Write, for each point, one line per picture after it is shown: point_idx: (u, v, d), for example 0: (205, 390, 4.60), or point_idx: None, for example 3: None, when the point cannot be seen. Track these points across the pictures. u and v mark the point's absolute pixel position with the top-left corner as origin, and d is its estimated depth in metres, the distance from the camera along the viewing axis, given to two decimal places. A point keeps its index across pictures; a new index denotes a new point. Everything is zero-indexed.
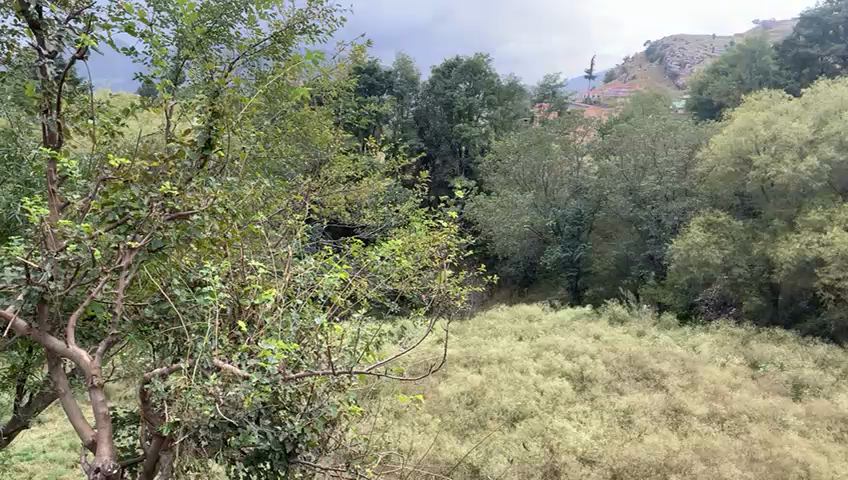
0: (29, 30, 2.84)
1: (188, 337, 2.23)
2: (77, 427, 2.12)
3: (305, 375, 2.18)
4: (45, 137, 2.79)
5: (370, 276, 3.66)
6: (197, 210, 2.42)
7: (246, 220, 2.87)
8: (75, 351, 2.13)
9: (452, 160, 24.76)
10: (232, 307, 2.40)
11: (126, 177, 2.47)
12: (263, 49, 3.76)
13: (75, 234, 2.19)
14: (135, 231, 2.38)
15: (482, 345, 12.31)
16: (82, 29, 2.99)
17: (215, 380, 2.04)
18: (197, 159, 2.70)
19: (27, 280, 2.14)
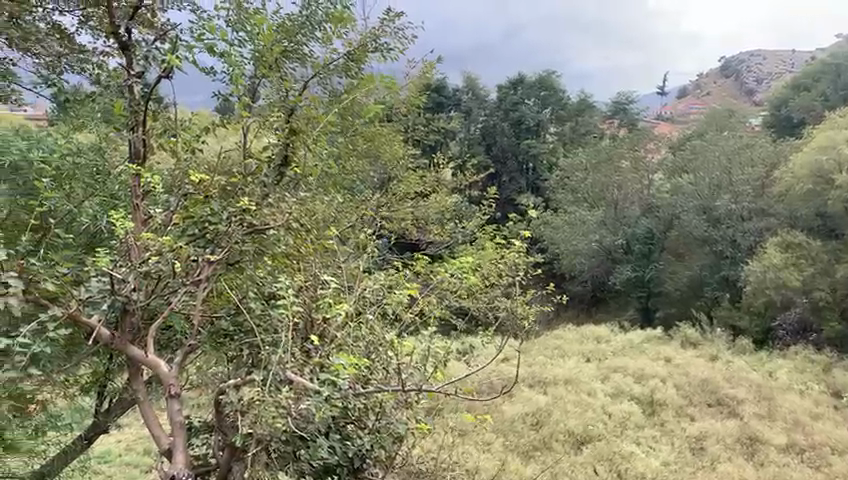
0: (119, 51, 3.09)
1: (262, 351, 2.25)
2: (153, 434, 2.19)
3: (375, 391, 2.17)
4: (133, 153, 3.03)
5: (440, 293, 3.69)
6: (273, 225, 2.48)
7: (318, 235, 2.86)
8: (155, 361, 2.21)
9: (518, 177, 24.19)
10: (305, 321, 2.38)
11: (207, 194, 2.59)
12: (337, 68, 3.85)
13: (157, 246, 2.31)
14: (214, 245, 2.45)
15: (548, 365, 12.13)
16: (168, 49, 3.13)
17: (288, 393, 2.05)
18: (274, 174, 2.86)
19: (112, 291, 2.27)
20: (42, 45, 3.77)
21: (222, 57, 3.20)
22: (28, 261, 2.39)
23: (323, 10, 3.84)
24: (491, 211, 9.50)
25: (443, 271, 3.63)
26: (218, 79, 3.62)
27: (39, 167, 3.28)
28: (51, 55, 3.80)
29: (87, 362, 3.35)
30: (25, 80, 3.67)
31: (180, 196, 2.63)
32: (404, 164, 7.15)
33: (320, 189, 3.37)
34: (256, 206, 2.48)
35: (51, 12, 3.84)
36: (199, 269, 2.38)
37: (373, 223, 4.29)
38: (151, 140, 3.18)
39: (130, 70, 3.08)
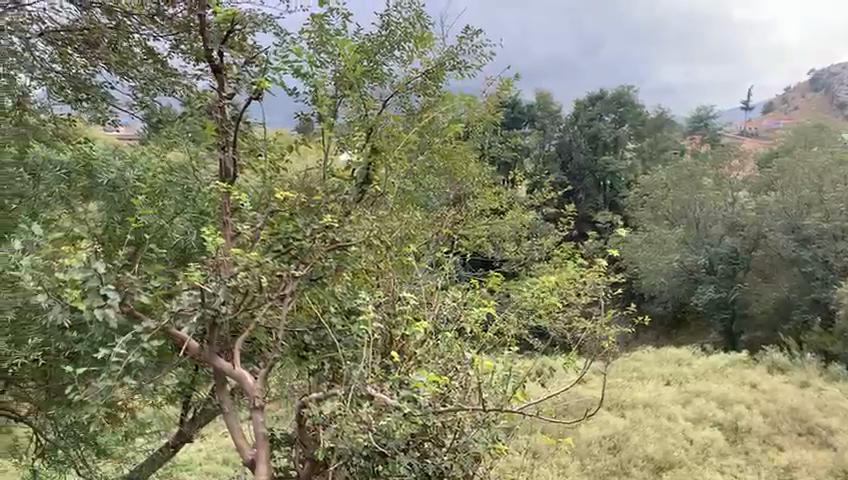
0: (212, 73, 3.33)
1: (343, 365, 2.27)
2: (237, 445, 2.25)
3: (455, 409, 2.19)
4: (223, 171, 3.20)
5: (517, 312, 3.67)
6: (356, 242, 2.52)
7: (397, 252, 2.84)
8: (241, 373, 2.28)
9: (595, 194, 23.75)
10: (385, 337, 2.40)
11: (292, 210, 2.66)
12: (415, 87, 3.85)
13: (245, 261, 2.38)
14: (298, 262, 2.50)
15: (627, 387, 11.81)
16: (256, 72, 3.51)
17: (368, 409, 2.10)
18: (356, 192, 2.88)
19: (202, 303, 2.38)
20: (139, 69, 4.00)
21: (309, 80, 3.33)
22: (124, 274, 2.52)
23: (401, 30, 3.88)
24: (568, 228, 9.34)
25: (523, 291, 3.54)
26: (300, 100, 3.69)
27: (133, 185, 3.69)
28: (145, 80, 4.00)
29: (174, 372, 3.48)
30: (122, 101, 4.03)
31: (267, 214, 2.69)
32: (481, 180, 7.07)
33: (399, 206, 3.44)
34: (339, 223, 2.53)
35: (147, 38, 4.05)
36: (284, 284, 2.46)
37: (449, 241, 4.30)
38: (244, 159, 3.36)
39: (221, 91, 3.34)
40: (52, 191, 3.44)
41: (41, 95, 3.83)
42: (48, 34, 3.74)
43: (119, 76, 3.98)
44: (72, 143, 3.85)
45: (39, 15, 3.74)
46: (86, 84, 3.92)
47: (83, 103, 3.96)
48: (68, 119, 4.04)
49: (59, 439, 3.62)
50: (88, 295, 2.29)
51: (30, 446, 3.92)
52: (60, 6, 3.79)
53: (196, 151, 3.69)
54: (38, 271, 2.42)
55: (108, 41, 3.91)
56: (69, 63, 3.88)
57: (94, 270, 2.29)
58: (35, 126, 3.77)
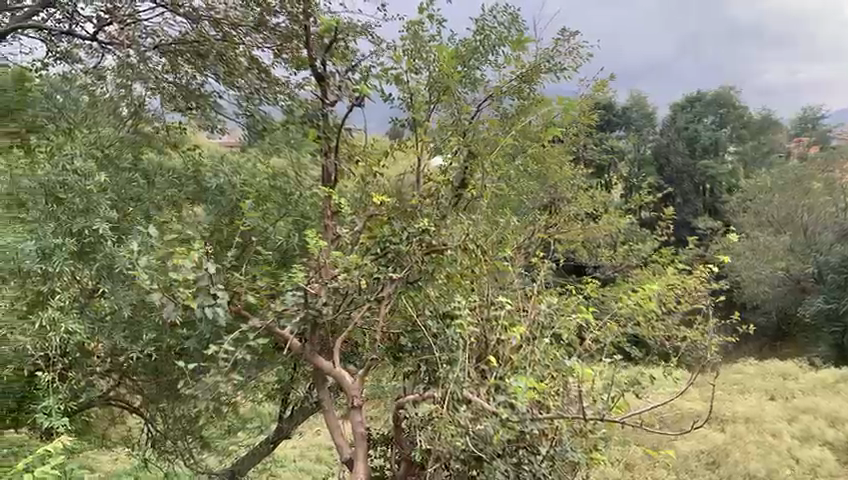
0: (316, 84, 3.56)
1: (440, 369, 2.31)
2: (336, 443, 2.38)
3: (553, 417, 2.17)
4: (325, 176, 3.41)
5: (614, 319, 3.60)
6: (451, 245, 2.56)
7: (494, 256, 2.82)
8: (341, 372, 2.39)
9: (694, 199, 22.48)
10: (479, 340, 2.42)
11: (388, 215, 2.78)
12: (508, 90, 3.77)
13: (345, 263, 2.49)
14: (395, 264, 2.59)
15: (727, 401, 11.31)
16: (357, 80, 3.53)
17: (465, 412, 2.14)
18: (452, 195, 2.91)
19: (305, 304, 2.48)
20: (243, 79, 4.10)
21: (405, 90, 3.43)
22: (233, 275, 2.68)
23: (496, 34, 3.91)
24: (667, 234, 9.01)
25: (625, 298, 3.40)
26: (394, 106, 3.58)
27: (241, 188, 3.74)
28: (250, 89, 4.06)
29: (275, 370, 3.62)
30: (228, 110, 4.13)
31: (365, 218, 2.84)
32: (578, 183, 6.90)
33: (495, 210, 3.44)
34: (434, 226, 2.57)
35: (251, 48, 4.18)
36: (381, 286, 2.54)
37: (545, 244, 4.28)
38: (345, 165, 3.51)
39: (325, 100, 3.54)
40: (165, 195, 3.72)
41: (156, 105, 4.01)
42: (161, 46, 4.10)
43: (225, 85, 4.10)
44: (185, 151, 4.01)
45: (153, 28, 4.14)
46: (195, 93, 4.16)
47: (193, 111, 4.17)
48: (179, 126, 4.15)
49: (167, 431, 3.85)
50: (199, 294, 2.42)
51: (141, 437, 4.18)
52: (172, 19, 4.20)
53: (298, 157, 3.78)
54: (153, 271, 2.62)
55: (216, 52, 4.06)
56: (180, 72, 4.15)
57: (205, 270, 2.41)
58: (150, 134, 3.94)
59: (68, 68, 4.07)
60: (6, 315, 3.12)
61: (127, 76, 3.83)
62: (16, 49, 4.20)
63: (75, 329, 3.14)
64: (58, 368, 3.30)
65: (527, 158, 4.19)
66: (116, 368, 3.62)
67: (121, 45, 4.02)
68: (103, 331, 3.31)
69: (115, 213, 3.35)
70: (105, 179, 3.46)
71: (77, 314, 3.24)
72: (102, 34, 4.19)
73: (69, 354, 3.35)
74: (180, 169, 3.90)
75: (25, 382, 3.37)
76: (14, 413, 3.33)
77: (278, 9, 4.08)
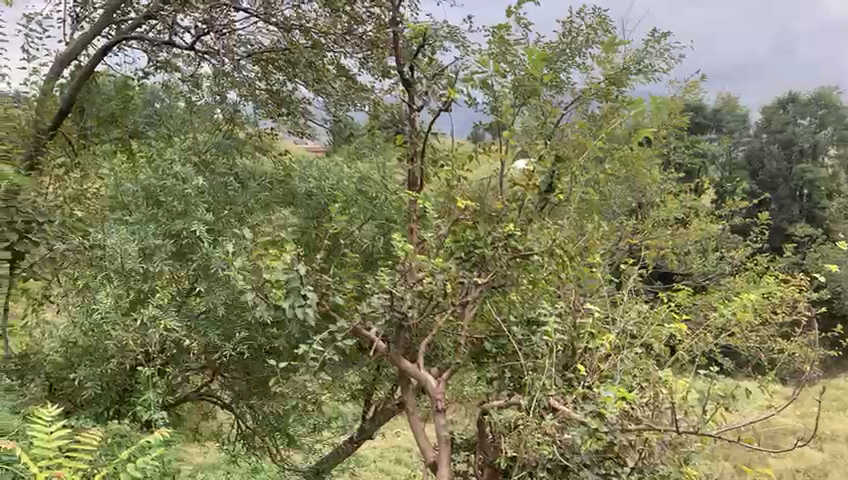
0: (404, 89, 3.68)
1: (525, 375, 2.31)
2: (420, 446, 2.39)
3: (644, 429, 2.11)
4: (411, 181, 3.49)
5: (707, 327, 3.48)
6: (536, 252, 2.54)
7: (582, 260, 2.75)
8: (425, 375, 2.40)
9: (791, 204, 21.24)
10: (567, 348, 2.38)
11: (475, 220, 2.73)
12: (597, 93, 3.56)
13: (430, 266, 2.48)
14: (480, 268, 2.60)
15: (826, 418, 10.71)
16: (445, 84, 3.54)
17: (553, 421, 2.11)
18: (539, 201, 2.89)
19: (390, 308, 2.49)
20: (332, 84, 4.28)
21: (492, 94, 3.38)
22: (322, 276, 2.74)
23: (583, 36, 3.99)
24: (763, 240, 8.63)
25: (719, 307, 3.27)
26: (479, 110, 3.59)
27: (329, 192, 3.80)
28: (338, 95, 4.26)
29: (361, 371, 3.67)
30: (317, 116, 4.38)
31: (452, 222, 2.78)
32: (667, 186, 6.71)
33: (582, 214, 3.39)
34: (520, 231, 2.55)
35: (339, 55, 4.25)
36: (465, 290, 2.56)
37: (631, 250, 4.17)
38: (430, 168, 3.54)
39: (412, 105, 3.65)
40: (258, 198, 3.80)
41: (250, 111, 4.29)
42: (255, 54, 4.21)
43: (313, 91, 4.31)
44: (275, 156, 4.18)
45: (248, 38, 4.24)
46: (288, 99, 4.37)
47: (284, 117, 4.36)
48: (270, 133, 4.37)
49: (256, 426, 3.99)
50: (290, 294, 2.46)
51: (231, 431, 4.34)
52: (264, 28, 4.26)
53: (386, 161, 3.92)
54: (247, 272, 2.73)
55: (306, 60, 4.18)
56: (271, 79, 4.33)
57: (296, 272, 2.47)
58: (244, 138, 4.21)
59: (168, 77, 4.42)
60: (111, 312, 3.33)
61: (223, 84, 4.17)
62: (122, 59, 4.49)
63: (172, 326, 3.33)
64: (157, 364, 3.47)
65: (618, 162, 4.07)
66: (210, 365, 3.76)
67: (219, 55, 4.07)
68: (200, 328, 3.46)
69: (212, 215, 3.52)
70: (203, 183, 3.62)
71: (175, 311, 3.50)
72: (199, 43, 4.27)
73: (167, 350, 3.55)
74: (272, 172, 4.01)
75: (127, 376, 3.60)
76: (118, 404, 3.61)
77: (365, 17, 4.18)
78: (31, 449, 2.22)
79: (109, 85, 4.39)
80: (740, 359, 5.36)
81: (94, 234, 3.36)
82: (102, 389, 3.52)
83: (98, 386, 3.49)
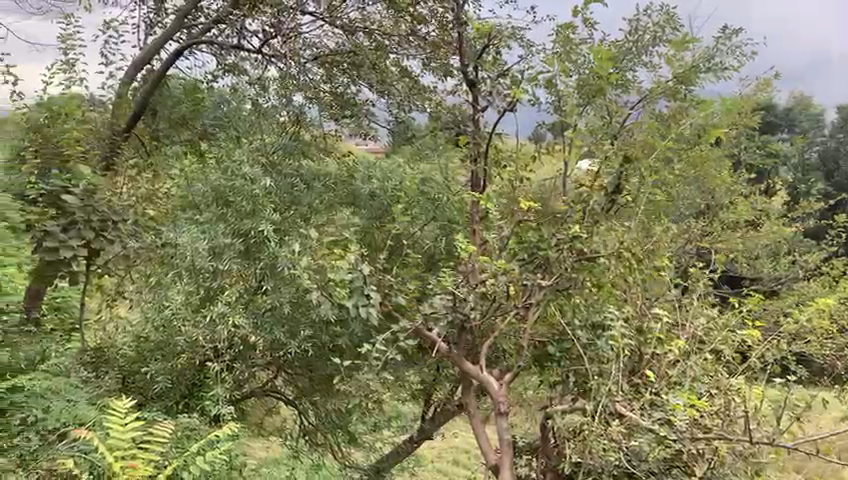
0: (468, 88, 3.75)
1: (591, 380, 2.30)
2: (481, 449, 2.37)
3: (715, 438, 2.04)
4: (472, 182, 3.55)
5: (780, 334, 3.35)
6: (603, 254, 2.47)
7: (648, 263, 2.70)
8: (486, 376, 2.40)
9: None
10: (635, 353, 2.36)
11: (538, 221, 2.73)
12: (663, 92, 3.47)
13: (492, 268, 2.51)
14: (543, 270, 2.57)
15: None
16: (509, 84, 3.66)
17: (619, 427, 2.07)
18: (604, 202, 2.79)
19: (452, 308, 2.53)
20: (394, 86, 4.20)
21: (554, 95, 3.38)
22: (385, 276, 2.77)
23: (650, 34, 3.88)
24: (842, 245, 8.25)
25: (795, 314, 3.14)
26: (542, 110, 3.60)
27: (392, 193, 3.84)
28: (401, 97, 4.20)
29: (422, 371, 3.69)
30: (380, 117, 4.34)
31: (515, 223, 2.79)
32: (739, 188, 6.50)
33: (649, 216, 3.32)
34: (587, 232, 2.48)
35: (402, 57, 4.26)
36: (529, 292, 2.54)
37: (700, 253, 4.06)
38: (492, 169, 3.55)
39: (476, 105, 3.72)
40: (323, 199, 3.82)
41: (315, 113, 4.30)
42: (320, 57, 4.28)
43: (377, 94, 4.26)
44: (339, 157, 4.20)
45: (313, 41, 4.30)
46: (350, 101, 4.34)
47: (347, 119, 4.34)
48: (334, 135, 4.37)
49: (319, 424, 4.05)
50: (353, 294, 2.50)
51: (294, 428, 4.41)
52: (331, 31, 4.30)
53: (449, 162, 3.92)
54: (312, 271, 2.79)
55: (370, 61, 4.18)
56: (336, 81, 4.30)
57: (359, 271, 2.51)
58: (309, 141, 4.24)
59: (235, 80, 4.45)
60: (181, 308, 3.63)
61: (289, 87, 4.22)
62: (193, 63, 4.60)
63: (240, 323, 3.47)
64: (226, 359, 3.65)
65: (687, 164, 3.96)
66: (274, 362, 3.84)
67: (284, 58, 4.22)
68: (265, 326, 3.53)
69: (278, 215, 3.58)
70: (271, 184, 3.65)
71: (242, 308, 3.56)
72: (267, 47, 4.35)
73: (235, 346, 3.67)
74: (335, 172, 4.02)
75: (197, 370, 3.72)
76: (187, 398, 3.71)
77: (428, 18, 4.15)
78: (109, 440, 2.32)
79: (179, 88, 4.60)
80: (814, 369, 5.14)
81: (168, 233, 3.62)
82: (172, 383, 3.66)
83: (168, 379, 3.64)
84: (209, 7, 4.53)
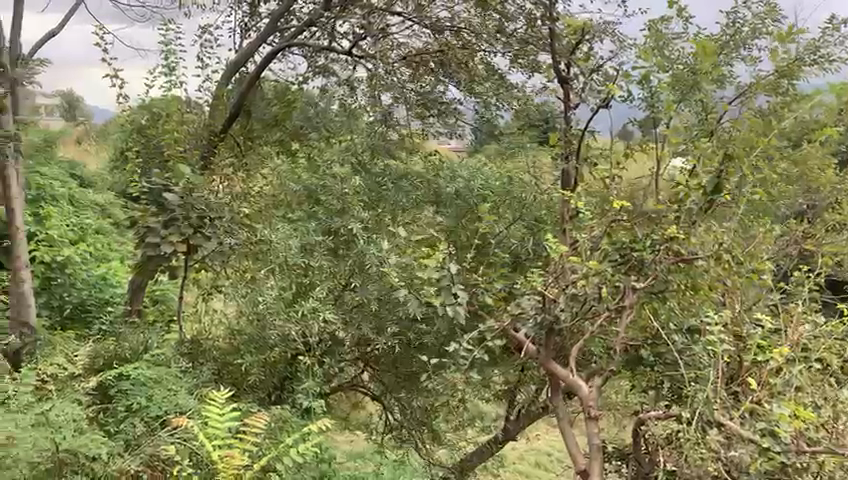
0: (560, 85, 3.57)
1: (687, 386, 2.22)
2: (570, 453, 2.34)
3: (823, 452, 1.94)
4: (564, 179, 3.51)
5: None
6: (702, 256, 2.43)
7: (748, 267, 2.59)
8: (576, 380, 2.35)
9: None
10: (734, 361, 2.28)
11: (634, 221, 2.65)
12: (765, 86, 3.33)
13: (584, 269, 2.44)
14: (637, 272, 2.50)
15: None
16: (605, 79, 3.53)
17: (717, 436, 2.00)
18: (703, 202, 2.63)
19: (542, 309, 2.52)
20: (483, 84, 4.25)
21: (648, 92, 3.25)
22: (473, 276, 2.80)
23: (749, 27, 3.69)
24: None
25: None
26: (634, 105, 3.41)
27: (479, 194, 3.83)
28: (488, 94, 4.27)
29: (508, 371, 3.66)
30: (468, 116, 4.41)
31: (608, 223, 2.72)
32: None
33: (750, 217, 3.17)
34: (685, 234, 2.44)
35: (487, 54, 4.20)
36: (623, 295, 2.47)
37: (805, 255, 3.85)
38: (586, 168, 3.49)
39: (568, 102, 3.56)
40: (411, 198, 3.85)
41: (401, 112, 4.31)
42: (408, 57, 4.29)
43: (465, 93, 4.31)
44: (425, 156, 4.18)
45: (403, 41, 4.34)
46: (437, 100, 4.36)
47: (432, 119, 4.37)
48: (420, 133, 4.36)
49: (404, 421, 4.09)
50: (441, 292, 2.55)
51: (380, 423, 4.49)
52: (419, 31, 4.32)
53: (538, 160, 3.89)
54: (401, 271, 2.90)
55: (457, 59, 4.20)
56: (423, 81, 4.31)
57: (447, 270, 2.54)
58: (396, 140, 4.25)
59: (325, 82, 4.65)
60: (274, 303, 3.61)
61: (377, 87, 4.28)
62: (285, 65, 4.76)
63: (329, 318, 3.51)
64: (316, 354, 3.68)
65: (792, 161, 3.76)
66: (362, 357, 3.91)
67: (373, 58, 4.32)
68: (354, 321, 3.60)
69: (367, 213, 3.71)
70: (360, 182, 3.84)
71: (333, 304, 3.62)
72: (356, 48, 4.45)
73: (324, 341, 3.71)
74: (421, 172, 4.02)
75: (287, 362, 3.79)
76: (278, 391, 3.82)
77: (515, 13, 4.02)
78: (207, 429, 2.45)
79: (270, 90, 4.74)
80: None
81: (262, 230, 3.67)
82: (265, 374, 3.76)
83: (261, 371, 3.74)
84: (301, 9, 4.66)
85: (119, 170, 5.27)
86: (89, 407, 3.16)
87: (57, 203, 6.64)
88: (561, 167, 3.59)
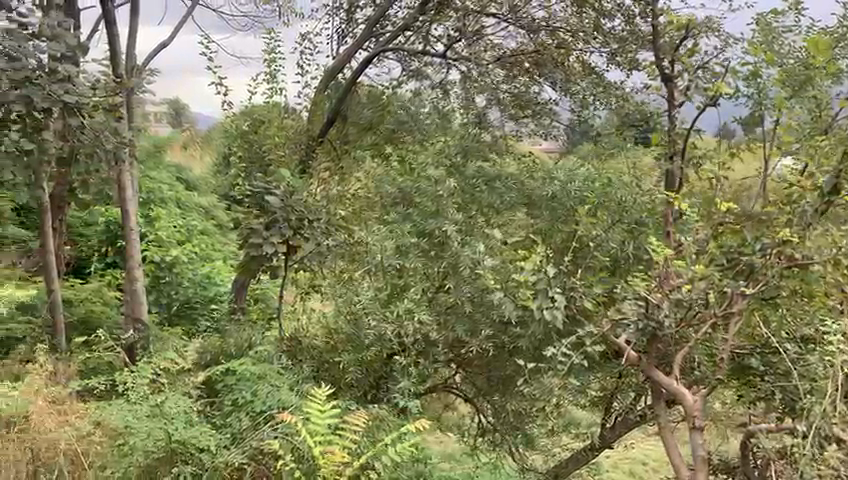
0: (662, 83, 3.46)
1: (802, 398, 2.11)
2: (673, 463, 2.27)
3: None
4: (669, 181, 3.41)
5: None
6: (818, 261, 2.24)
7: None
8: (680, 388, 2.26)
9: None
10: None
11: (741, 223, 2.60)
12: None
13: (689, 275, 2.40)
14: (746, 278, 2.40)
15: None
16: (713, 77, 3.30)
17: (838, 451, 1.88)
18: (819, 204, 2.42)
19: (644, 315, 2.42)
20: (580, 84, 4.25)
21: (757, 88, 3.28)
22: (571, 280, 2.76)
23: None
24: None
25: None
26: (739, 103, 3.43)
27: (577, 195, 3.73)
28: (585, 93, 4.20)
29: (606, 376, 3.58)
30: (563, 117, 4.38)
31: (714, 226, 2.65)
32: None
33: None
34: (800, 237, 2.28)
35: (583, 52, 4.26)
36: (732, 300, 2.37)
37: None
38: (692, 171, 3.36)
39: (672, 101, 3.43)
40: (504, 200, 3.81)
41: (497, 115, 4.34)
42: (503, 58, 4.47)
43: (561, 92, 4.35)
44: (519, 157, 4.14)
45: (498, 41, 4.51)
46: (532, 100, 4.41)
47: (528, 120, 4.40)
48: (515, 136, 4.35)
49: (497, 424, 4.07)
50: (537, 295, 2.66)
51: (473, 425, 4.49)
52: (514, 31, 4.48)
53: (637, 161, 3.79)
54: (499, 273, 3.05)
55: (552, 59, 4.34)
56: (519, 82, 4.44)
57: (543, 273, 2.69)
58: (489, 141, 4.21)
59: (419, 84, 4.65)
60: (371, 303, 3.72)
61: (473, 89, 4.40)
62: (380, 71, 4.84)
63: (425, 319, 3.58)
64: (412, 353, 3.69)
65: None
66: (456, 359, 3.92)
67: (470, 60, 4.49)
68: (449, 322, 3.59)
69: (461, 214, 3.70)
70: (455, 184, 3.81)
71: (427, 305, 3.65)
72: (451, 51, 4.59)
73: (419, 342, 3.69)
74: (516, 172, 3.96)
75: (384, 362, 3.81)
76: (375, 389, 3.81)
77: (613, 10, 4.03)
78: (309, 426, 2.52)
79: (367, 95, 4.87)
80: None
81: (359, 232, 3.80)
82: (362, 374, 3.78)
83: (358, 370, 3.77)
84: (395, 15, 4.84)
85: (224, 174, 5.51)
86: (198, 401, 3.34)
87: (165, 205, 6.99)
88: (665, 169, 3.47)
